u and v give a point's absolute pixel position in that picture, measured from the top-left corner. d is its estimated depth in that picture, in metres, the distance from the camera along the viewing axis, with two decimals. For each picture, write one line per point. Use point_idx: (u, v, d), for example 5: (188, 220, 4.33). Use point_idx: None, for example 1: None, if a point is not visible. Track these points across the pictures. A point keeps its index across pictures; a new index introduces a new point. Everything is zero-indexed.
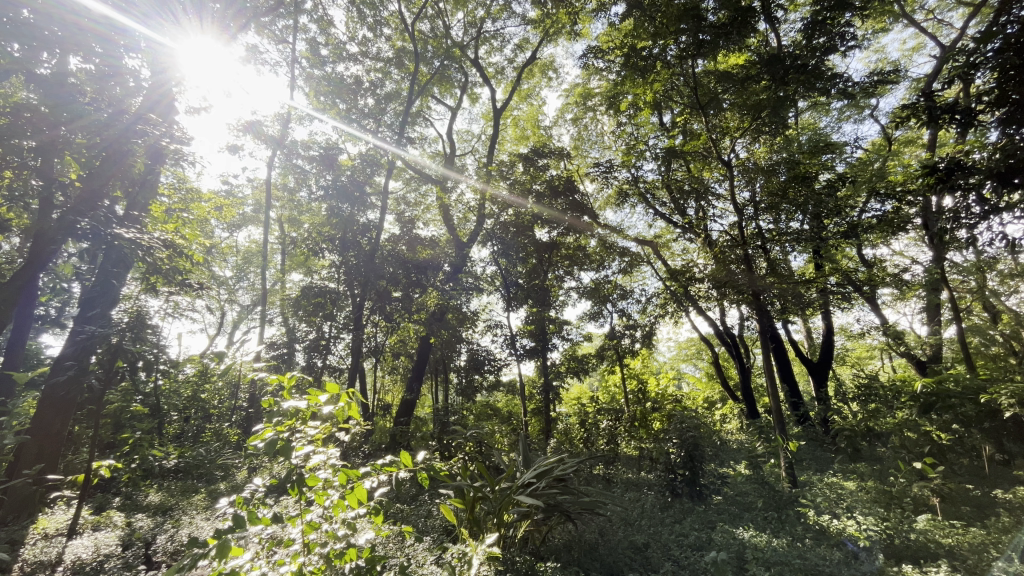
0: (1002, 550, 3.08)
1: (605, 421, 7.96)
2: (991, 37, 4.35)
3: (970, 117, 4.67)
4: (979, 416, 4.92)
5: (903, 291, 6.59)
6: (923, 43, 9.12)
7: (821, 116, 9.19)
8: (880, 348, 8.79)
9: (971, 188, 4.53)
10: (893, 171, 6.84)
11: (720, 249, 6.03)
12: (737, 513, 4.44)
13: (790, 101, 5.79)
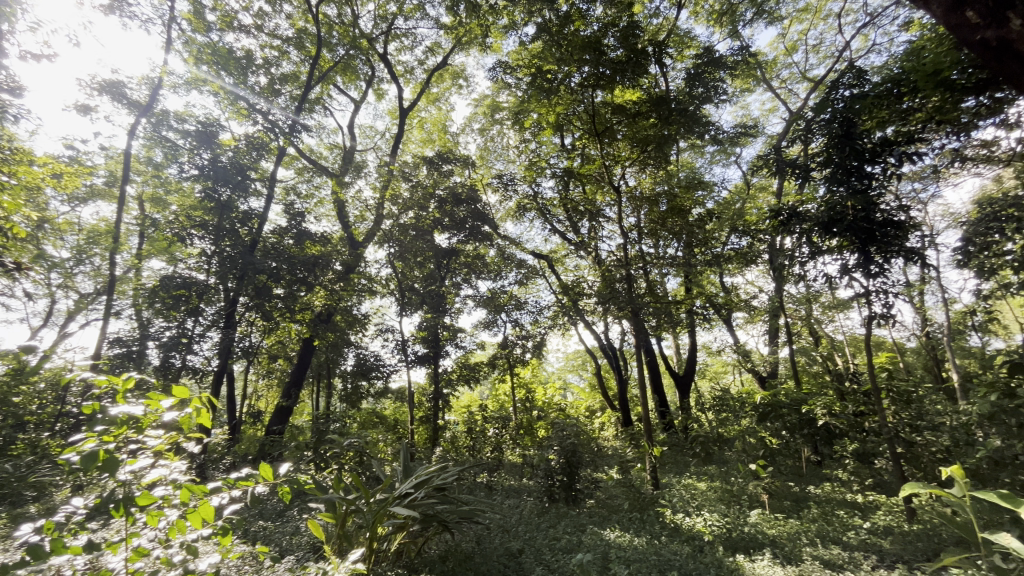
0: (810, 537, 3.67)
1: (492, 429, 8.03)
2: (825, 108, 5.35)
3: (805, 172, 5.61)
4: (800, 424, 5.70)
5: (751, 315, 7.63)
6: (777, 106, 10.78)
7: (697, 157, 10.38)
8: (732, 364, 10.04)
9: (803, 232, 5.44)
10: (749, 211, 7.96)
11: (608, 267, 6.46)
12: (605, 516, 4.73)
13: (671, 139, 6.49)
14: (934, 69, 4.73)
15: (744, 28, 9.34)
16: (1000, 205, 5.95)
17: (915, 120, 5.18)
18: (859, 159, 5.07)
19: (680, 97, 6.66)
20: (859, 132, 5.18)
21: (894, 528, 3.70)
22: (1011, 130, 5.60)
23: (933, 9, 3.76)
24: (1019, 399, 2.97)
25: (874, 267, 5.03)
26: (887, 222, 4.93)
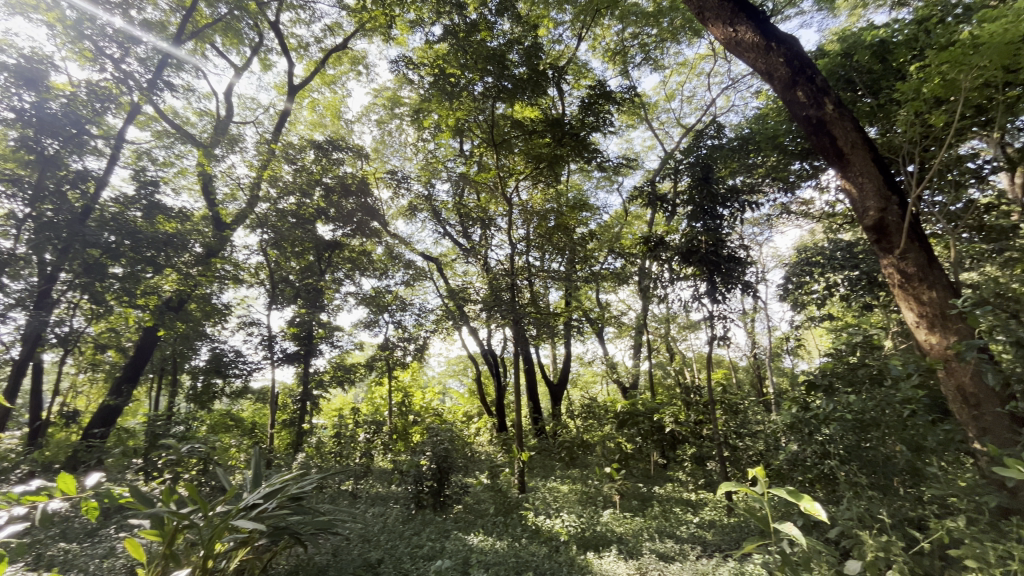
0: (651, 533, 4.08)
1: (362, 434, 7.67)
2: (692, 152, 6.13)
3: (672, 206, 6.31)
4: (652, 431, 6.45)
5: (620, 331, 8.32)
6: (655, 145, 12.01)
7: (585, 180, 11.12)
8: (601, 374, 10.84)
9: (666, 259, 6.11)
10: (625, 236, 8.72)
11: (494, 275, 6.59)
12: (471, 521, 4.78)
13: (562, 160, 6.90)
14: (772, 134, 6.11)
15: (633, 70, 10.28)
16: (811, 252, 7.27)
17: (758, 174, 6.45)
18: (713, 201, 5.88)
19: (573, 122, 7.10)
20: (714, 177, 6.02)
21: (716, 522, 4.28)
22: (822, 193, 6.91)
23: (775, 82, 4.53)
24: (810, 411, 3.53)
25: (719, 295, 5.83)
26: (730, 257, 5.75)
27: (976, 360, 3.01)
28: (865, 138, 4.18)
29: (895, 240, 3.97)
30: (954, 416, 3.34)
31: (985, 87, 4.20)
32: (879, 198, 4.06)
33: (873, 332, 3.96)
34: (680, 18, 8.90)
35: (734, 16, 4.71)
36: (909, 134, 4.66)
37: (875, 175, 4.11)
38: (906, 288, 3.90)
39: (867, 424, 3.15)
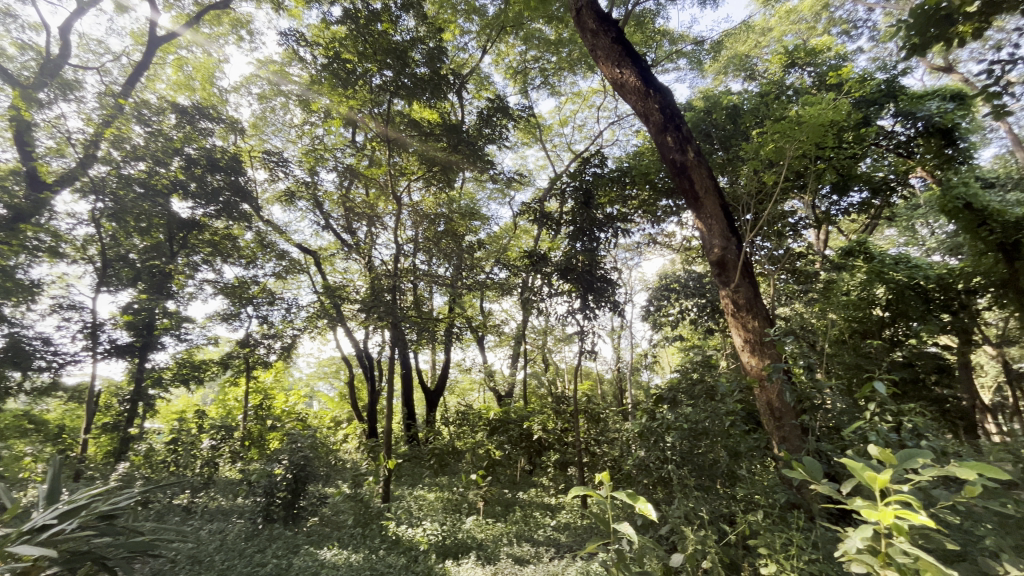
0: (510, 538, 4.22)
1: (206, 441, 6.67)
2: (578, 176, 6.59)
3: (556, 225, 6.69)
4: (519, 438, 6.77)
5: (500, 340, 8.50)
6: (546, 165, 12.61)
7: (479, 190, 11.25)
8: (478, 382, 10.94)
9: (547, 274, 6.42)
10: (512, 248, 8.98)
11: (376, 274, 6.34)
12: (325, 534, 4.47)
13: (457, 166, 6.93)
14: (645, 171, 6.85)
15: (532, 91, 10.71)
16: (670, 280, 8.20)
17: (632, 205, 7.15)
18: (591, 225, 6.38)
19: (471, 131, 7.18)
20: (594, 204, 6.53)
21: (571, 524, 4.58)
22: (682, 228, 7.86)
23: (650, 124, 5.07)
24: (656, 421, 4.01)
25: (590, 312, 6.29)
26: (602, 278, 6.26)
27: (780, 379, 3.61)
28: (715, 186, 4.85)
29: (731, 275, 4.65)
30: (764, 427, 3.98)
31: (804, 156, 5.12)
32: (722, 239, 4.74)
33: (709, 353, 4.58)
34: (577, 51, 9.51)
35: (621, 59, 5.19)
36: (748, 187, 5.52)
37: (721, 218, 4.79)
38: (736, 316, 4.55)
39: (699, 433, 3.69)
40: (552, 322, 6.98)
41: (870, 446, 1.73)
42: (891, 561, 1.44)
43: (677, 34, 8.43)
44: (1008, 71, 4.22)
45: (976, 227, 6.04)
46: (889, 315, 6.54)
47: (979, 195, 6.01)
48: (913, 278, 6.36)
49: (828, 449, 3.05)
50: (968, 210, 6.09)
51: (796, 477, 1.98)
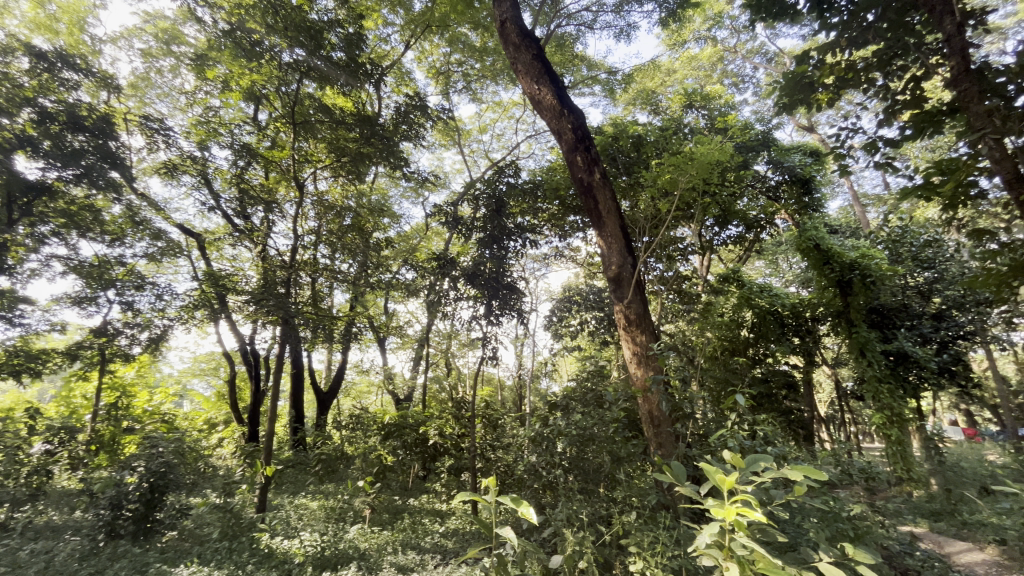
0: (395, 546, 4.09)
1: (39, 444, 5.77)
2: (493, 184, 6.68)
3: (467, 230, 6.71)
4: (414, 443, 6.63)
5: (403, 342, 8.25)
6: (463, 169, 12.59)
7: (392, 187, 10.91)
8: (376, 385, 10.53)
9: (454, 278, 6.37)
10: (421, 249, 8.80)
11: (270, 263, 5.84)
12: (183, 550, 3.98)
13: (368, 159, 6.66)
14: (556, 186, 7.14)
15: (453, 94, 10.68)
16: (573, 292, 8.57)
17: (542, 218, 7.40)
18: (501, 233, 6.49)
19: (387, 125, 6.96)
20: (505, 212, 6.66)
21: (459, 530, 4.56)
22: (586, 244, 8.29)
23: (563, 142, 5.29)
24: (548, 426, 4.04)
25: (494, 318, 6.36)
26: (508, 285, 6.38)
27: (659, 390, 3.93)
28: (616, 207, 5.18)
29: (625, 291, 4.98)
30: (644, 434, 4.29)
31: (693, 189, 5.68)
32: (619, 257, 5.07)
33: (600, 363, 4.86)
34: (501, 62, 9.67)
35: (540, 76, 5.37)
36: (646, 212, 5.98)
37: (620, 238, 5.12)
38: (627, 329, 4.86)
39: (586, 438, 3.81)
40: (457, 326, 6.94)
41: (723, 452, 1.95)
42: (733, 554, 1.63)
43: (594, 61, 8.91)
44: (851, 138, 5.05)
45: (822, 265, 7.11)
46: (753, 336, 7.47)
47: (825, 238, 7.10)
48: (772, 304, 7.31)
49: (694, 454, 3.37)
50: (817, 250, 7.15)
51: (664, 479, 2.18)
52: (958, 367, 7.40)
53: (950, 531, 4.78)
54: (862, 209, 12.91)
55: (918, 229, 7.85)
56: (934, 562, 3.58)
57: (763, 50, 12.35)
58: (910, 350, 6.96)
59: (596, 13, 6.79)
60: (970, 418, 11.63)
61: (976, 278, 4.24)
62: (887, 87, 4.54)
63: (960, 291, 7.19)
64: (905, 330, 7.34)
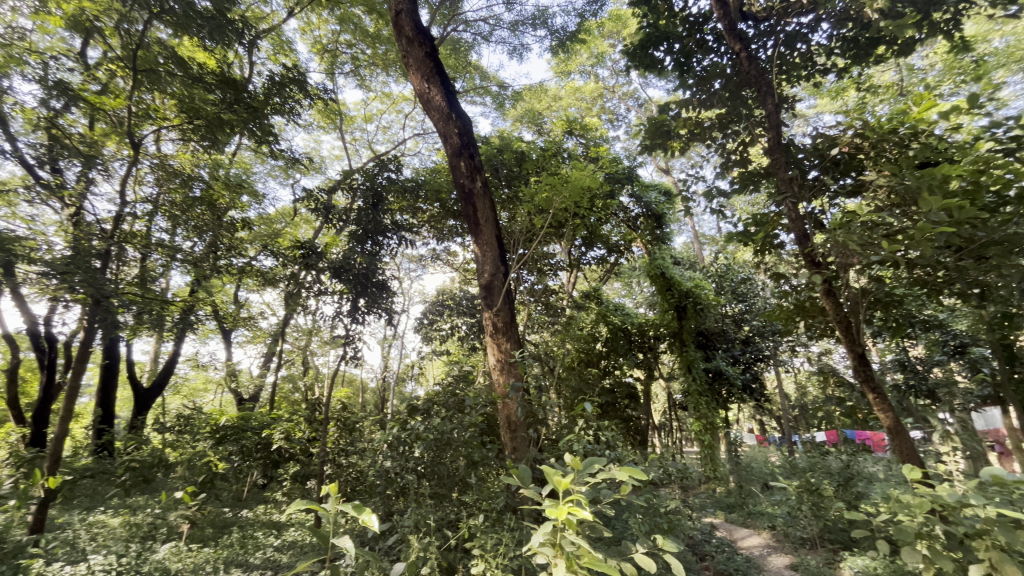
0: (216, 565, 3.61)
1: None
2: (373, 177, 6.49)
3: (339, 221, 6.36)
4: (255, 448, 5.91)
5: (253, 335, 7.41)
6: (342, 156, 11.83)
7: (257, 162, 9.82)
8: (215, 382, 9.28)
9: (320, 271, 5.89)
10: (285, 234, 8.03)
11: (83, 230, 4.83)
12: None
13: (229, 127, 5.85)
14: (437, 188, 7.05)
15: (338, 76, 10.01)
16: (445, 296, 8.58)
17: (421, 218, 7.28)
18: (376, 229, 6.30)
19: (256, 94, 6.21)
20: (383, 208, 6.55)
21: (297, 542, 4.21)
22: (464, 249, 8.35)
23: (448, 145, 5.30)
24: (405, 431, 3.92)
25: (360, 316, 6.04)
26: (377, 283, 6.15)
27: (517, 397, 4.08)
28: (494, 217, 5.32)
29: (495, 299, 5.09)
30: (500, 439, 4.39)
31: (566, 210, 6.07)
32: (492, 266, 5.20)
33: (465, 368, 4.90)
34: (394, 53, 9.36)
35: (431, 76, 5.32)
36: (521, 225, 6.22)
37: (495, 247, 5.25)
38: (494, 336, 4.98)
39: (443, 443, 3.72)
40: (317, 324, 6.44)
41: (566, 456, 2.11)
42: (563, 550, 1.76)
43: (488, 73, 9.09)
44: (694, 184, 5.86)
45: (665, 290, 8.09)
46: (605, 349, 8.20)
47: (669, 268, 8.09)
48: (624, 322, 8.23)
49: (543, 458, 3.56)
50: (662, 278, 8.13)
51: (510, 481, 2.30)
52: (755, 384, 9.01)
53: (739, 520, 5.75)
54: (699, 246, 15.08)
55: (737, 268, 9.40)
56: (723, 546, 4.27)
57: (635, 95, 13.82)
58: (724, 368, 8.27)
59: (492, 27, 6.95)
60: (760, 426, 14.22)
61: (773, 313, 5.19)
62: (724, 146, 5.37)
63: (761, 322, 8.79)
64: (722, 351, 8.69)
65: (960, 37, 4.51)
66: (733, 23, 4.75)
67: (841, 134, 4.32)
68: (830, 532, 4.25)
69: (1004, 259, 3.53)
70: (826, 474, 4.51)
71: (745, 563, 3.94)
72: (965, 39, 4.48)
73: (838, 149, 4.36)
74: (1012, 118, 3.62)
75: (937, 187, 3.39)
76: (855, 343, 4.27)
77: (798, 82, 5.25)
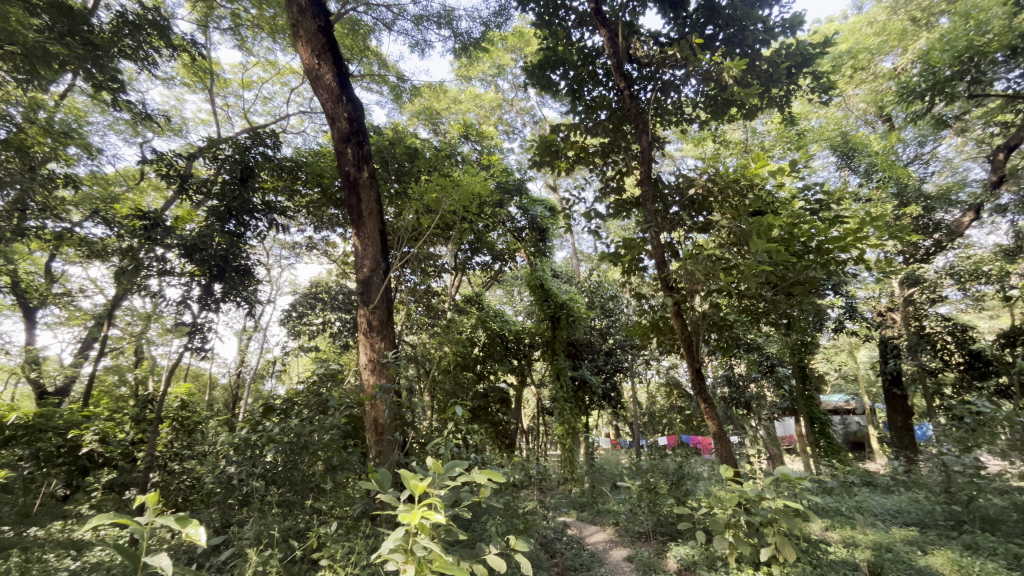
0: None
1: None
2: (245, 151, 5.87)
3: (196, 193, 5.59)
4: (57, 452, 4.82)
5: (68, 314, 6.16)
6: (210, 122, 10.45)
7: (95, 111, 8.23)
8: (8, 370, 7.52)
9: (165, 247, 5.07)
10: (125, 200, 6.83)
11: None
12: None
13: (57, 63, 4.79)
14: (320, 172, 6.53)
15: (213, 31, 8.86)
16: (320, 288, 8.07)
17: (298, 202, 6.71)
18: (241, 207, 5.68)
19: (100, 30, 5.20)
20: (253, 185, 5.91)
21: (103, 564, 3.51)
22: (344, 241, 7.89)
23: (335, 129, 4.98)
24: (256, 432, 3.52)
25: (213, 303, 5.36)
26: (238, 268, 5.48)
27: (386, 399, 3.94)
28: (379, 211, 5.11)
29: (372, 296, 4.87)
30: (363, 442, 4.17)
31: (454, 213, 6.05)
32: (372, 260, 4.98)
33: (332, 367, 4.60)
34: (283, 20, 8.55)
35: (321, 52, 4.96)
36: (407, 222, 6.06)
37: (377, 241, 5.04)
38: (367, 334, 4.75)
39: (299, 447, 3.44)
40: (156, 307, 5.52)
41: (427, 459, 2.09)
42: (413, 555, 1.75)
43: (386, 62, 8.73)
44: (576, 204, 6.25)
45: (542, 301, 8.48)
46: (482, 354, 8.33)
47: (548, 280, 8.46)
48: (502, 328, 8.45)
49: (408, 462, 3.49)
50: (541, 289, 8.48)
51: (367, 486, 2.23)
52: (613, 393, 9.88)
53: (588, 518, 6.21)
54: (577, 262, 16.13)
55: (607, 285, 10.22)
56: (572, 543, 4.57)
57: (532, 112, 14.38)
58: (588, 377, 8.93)
59: (394, 15, 6.72)
60: (615, 430, 15.58)
61: (632, 329, 5.73)
62: (604, 173, 5.82)
63: (622, 337, 9.66)
64: (588, 361, 9.39)
65: (789, 112, 5.45)
66: (621, 63, 5.19)
67: (698, 177, 4.95)
68: (660, 526, 4.79)
69: (805, 297, 4.36)
70: (662, 474, 5.09)
71: (589, 558, 4.25)
72: (792, 114, 5.45)
73: (695, 190, 4.99)
74: (819, 185, 4.45)
75: (764, 233, 4.05)
76: (694, 359, 4.89)
77: (669, 126, 5.91)
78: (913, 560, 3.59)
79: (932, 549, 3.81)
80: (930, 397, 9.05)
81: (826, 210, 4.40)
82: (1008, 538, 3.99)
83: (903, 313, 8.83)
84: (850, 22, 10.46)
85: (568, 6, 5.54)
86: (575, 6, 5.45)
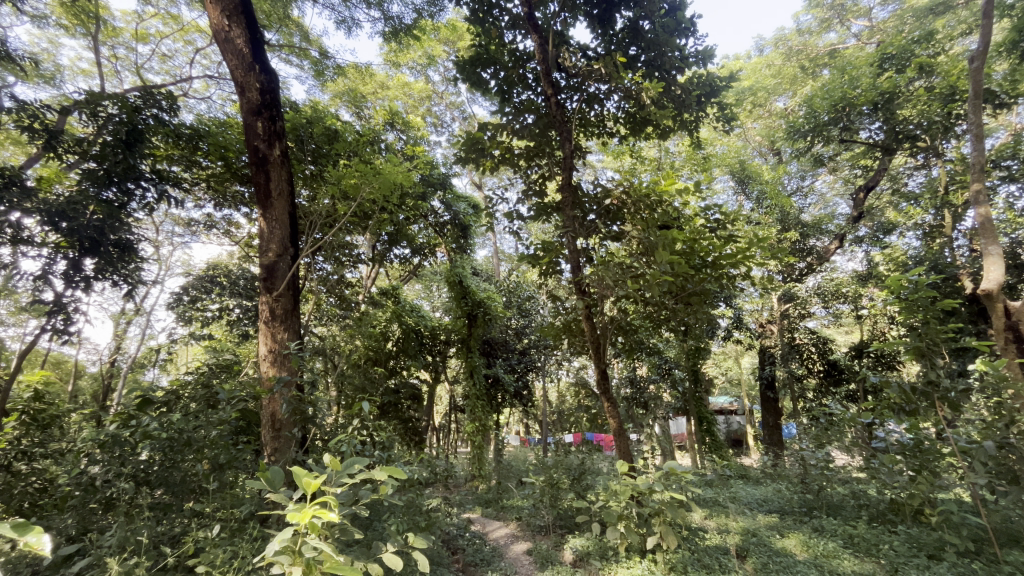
0: None
1: None
2: (135, 111, 5.21)
3: (69, 152, 4.85)
4: None
5: None
6: (92, 74, 9.14)
7: None
8: None
9: (22, 210, 4.30)
10: None
11: None
12: None
13: None
14: (223, 145, 5.91)
15: None
16: (217, 271, 7.37)
17: (197, 174, 6.09)
18: (126, 173, 5.07)
19: None
20: (143, 151, 5.26)
21: None
22: (249, 222, 7.30)
23: (244, 99, 4.58)
24: (129, 428, 3.13)
25: (82, 280, 4.69)
26: (118, 243, 4.84)
27: (285, 393, 3.70)
28: (290, 192, 4.79)
29: (276, 283, 4.54)
30: (257, 439, 3.87)
31: (374, 202, 5.84)
32: (280, 244, 4.65)
33: (226, 358, 4.23)
34: None
35: (233, 13, 4.54)
36: (321, 207, 5.73)
37: (286, 225, 4.72)
38: (268, 323, 4.42)
39: (180, 444, 3.11)
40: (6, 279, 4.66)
41: (325, 456, 2.00)
42: (302, 558, 1.66)
43: (309, 35, 8.20)
44: (499, 205, 6.29)
45: (460, 298, 8.44)
46: (395, 349, 8.12)
47: (467, 278, 8.44)
48: (417, 324, 8.30)
49: (306, 461, 3.30)
50: (459, 285, 8.42)
51: (255, 485, 2.08)
52: (525, 392, 10.10)
53: (492, 514, 6.30)
54: (497, 261, 16.29)
55: (525, 286, 10.42)
56: (474, 539, 4.60)
57: (461, 107, 14.28)
58: (501, 375, 9.04)
59: None
60: (526, 428, 15.98)
61: (546, 330, 5.89)
62: (528, 177, 5.92)
63: (536, 337, 9.91)
64: (502, 360, 9.51)
65: (697, 137, 5.90)
66: (550, 71, 5.34)
67: (613, 189, 5.22)
68: (561, 520, 4.98)
69: (699, 307, 4.76)
70: (565, 469, 5.28)
71: (489, 553, 4.31)
72: (700, 139, 5.89)
73: (611, 201, 5.26)
74: (717, 206, 4.88)
75: (668, 246, 4.36)
76: (600, 361, 5.14)
77: (591, 137, 6.16)
78: (772, 543, 4.07)
79: (788, 533, 4.35)
80: (796, 399, 10.28)
81: (723, 229, 4.83)
82: (845, 521, 4.66)
83: (780, 326, 9.96)
84: (752, 61, 11.60)
85: (503, 7, 5.55)
86: (509, 8, 5.47)
